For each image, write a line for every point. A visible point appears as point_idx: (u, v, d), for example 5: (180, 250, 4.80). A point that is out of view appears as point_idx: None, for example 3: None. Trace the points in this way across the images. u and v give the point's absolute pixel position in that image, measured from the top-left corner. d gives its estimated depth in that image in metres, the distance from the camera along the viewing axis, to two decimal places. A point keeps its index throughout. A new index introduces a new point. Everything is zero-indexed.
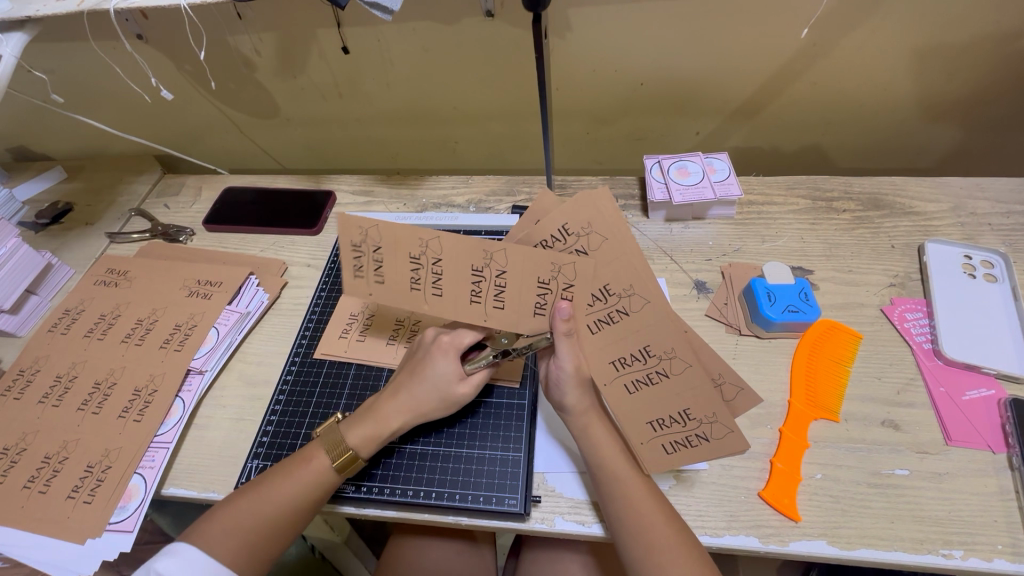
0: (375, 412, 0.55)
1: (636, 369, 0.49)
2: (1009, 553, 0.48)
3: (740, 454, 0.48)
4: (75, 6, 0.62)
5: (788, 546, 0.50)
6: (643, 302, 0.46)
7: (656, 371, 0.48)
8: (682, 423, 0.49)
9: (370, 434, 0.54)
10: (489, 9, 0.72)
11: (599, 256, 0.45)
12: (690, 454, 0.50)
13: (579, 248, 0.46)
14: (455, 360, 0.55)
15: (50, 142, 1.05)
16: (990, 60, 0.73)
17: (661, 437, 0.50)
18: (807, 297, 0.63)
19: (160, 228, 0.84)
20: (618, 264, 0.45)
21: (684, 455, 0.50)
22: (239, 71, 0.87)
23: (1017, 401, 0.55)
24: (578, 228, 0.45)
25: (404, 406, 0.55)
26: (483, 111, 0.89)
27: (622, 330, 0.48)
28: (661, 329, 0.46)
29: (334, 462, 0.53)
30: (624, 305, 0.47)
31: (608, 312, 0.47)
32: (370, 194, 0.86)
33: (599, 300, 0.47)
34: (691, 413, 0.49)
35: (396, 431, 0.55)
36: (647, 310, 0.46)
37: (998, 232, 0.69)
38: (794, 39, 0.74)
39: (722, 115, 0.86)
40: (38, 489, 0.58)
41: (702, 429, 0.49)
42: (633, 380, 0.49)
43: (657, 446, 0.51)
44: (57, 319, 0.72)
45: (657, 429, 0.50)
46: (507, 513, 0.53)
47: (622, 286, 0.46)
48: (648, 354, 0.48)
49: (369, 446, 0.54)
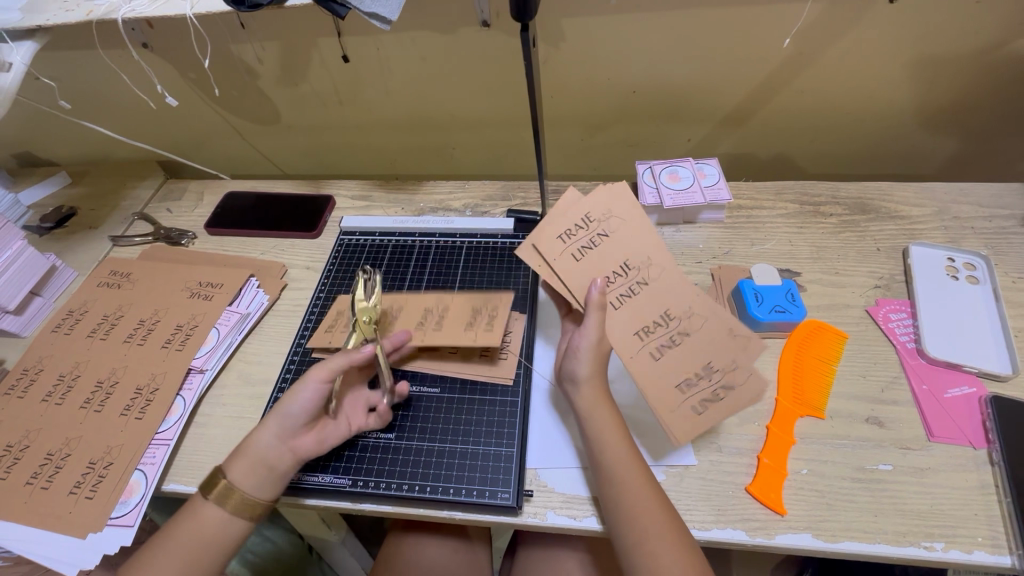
0: (246, 439, 0.54)
1: (660, 335, 0.53)
2: (989, 545, 0.49)
3: (759, 399, 0.51)
4: (85, 16, 0.64)
5: (774, 539, 0.51)
6: (659, 269, 0.53)
7: (678, 332, 0.53)
8: (707, 378, 0.52)
9: (236, 458, 0.53)
10: (486, 19, 0.74)
11: (619, 237, 0.53)
12: (720, 408, 0.51)
13: (599, 232, 0.53)
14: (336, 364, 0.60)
15: (55, 148, 1.07)
16: (972, 69, 0.76)
17: (690, 398, 0.52)
18: (793, 297, 0.65)
19: (162, 232, 0.85)
20: (634, 241, 0.53)
21: (714, 413, 0.51)
22: (241, 79, 0.89)
23: (997, 398, 0.56)
24: (599, 216, 0.54)
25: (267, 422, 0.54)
26: (479, 118, 0.91)
27: (643, 300, 0.53)
28: (681, 292, 0.53)
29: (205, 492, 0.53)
30: (644, 274, 0.53)
31: (630, 285, 0.53)
32: (369, 199, 0.88)
33: (621, 275, 0.53)
34: (714, 366, 0.52)
35: (256, 449, 0.53)
36: (663, 275, 0.53)
37: (980, 235, 0.71)
38: (781, 49, 0.76)
39: (713, 122, 0.88)
40: (40, 486, 0.59)
41: (727, 379, 0.52)
42: (658, 346, 0.52)
43: (688, 410, 0.51)
44: (61, 320, 0.74)
45: (684, 390, 0.52)
46: (501, 507, 0.54)
47: (641, 259, 0.53)
48: (667, 318, 0.53)
49: (240, 467, 0.52)
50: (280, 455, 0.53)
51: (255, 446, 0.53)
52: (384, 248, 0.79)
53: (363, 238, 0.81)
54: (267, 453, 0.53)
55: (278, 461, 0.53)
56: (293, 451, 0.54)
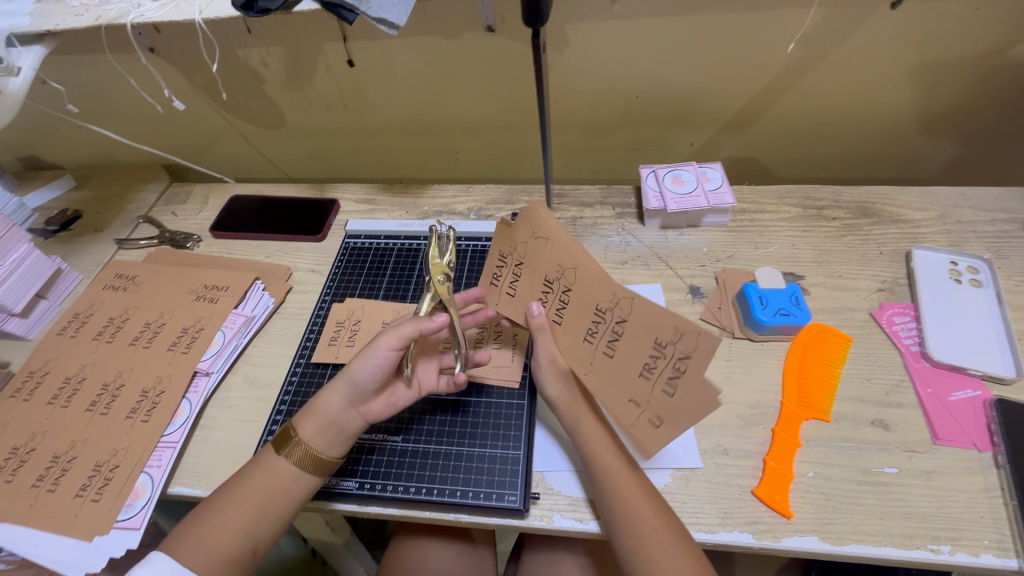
0: (316, 398, 0.56)
1: (603, 332, 0.49)
2: (995, 548, 0.49)
3: (714, 405, 0.42)
4: (94, 21, 0.65)
5: (780, 542, 0.51)
6: (574, 269, 0.50)
7: (616, 322, 0.48)
8: (663, 356, 0.45)
9: (310, 418, 0.55)
10: (490, 24, 0.75)
11: (530, 258, 0.52)
12: (686, 384, 0.44)
13: (518, 262, 0.53)
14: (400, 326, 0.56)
15: (59, 151, 1.07)
16: (974, 74, 0.76)
17: (657, 383, 0.46)
18: (798, 300, 0.65)
19: (167, 235, 0.86)
20: (541, 253, 0.51)
21: (684, 390, 0.44)
22: (248, 83, 0.90)
23: (1002, 401, 0.56)
24: (508, 248, 0.53)
25: (337, 386, 0.55)
26: (483, 122, 0.91)
27: (576, 303, 0.50)
28: (602, 280, 0.48)
29: (274, 441, 0.56)
30: (564, 279, 0.50)
31: (560, 296, 0.51)
32: (373, 203, 0.88)
33: (549, 290, 0.52)
34: (662, 341, 0.46)
35: (331, 409, 0.55)
36: (579, 272, 0.49)
37: (983, 239, 0.71)
38: (785, 54, 0.77)
39: (716, 127, 0.89)
40: (47, 488, 0.59)
41: (679, 350, 0.44)
42: (606, 343, 0.49)
43: (660, 396, 0.46)
44: (66, 323, 0.74)
45: (648, 376, 0.47)
46: (507, 509, 0.54)
47: (555, 267, 0.51)
48: (603, 312, 0.49)
49: (309, 427, 0.55)
50: (350, 417, 0.55)
51: (327, 407, 0.55)
52: (389, 252, 0.80)
53: (368, 242, 0.81)
54: (338, 415, 0.55)
55: (347, 423, 0.55)
56: (362, 414, 0.56)
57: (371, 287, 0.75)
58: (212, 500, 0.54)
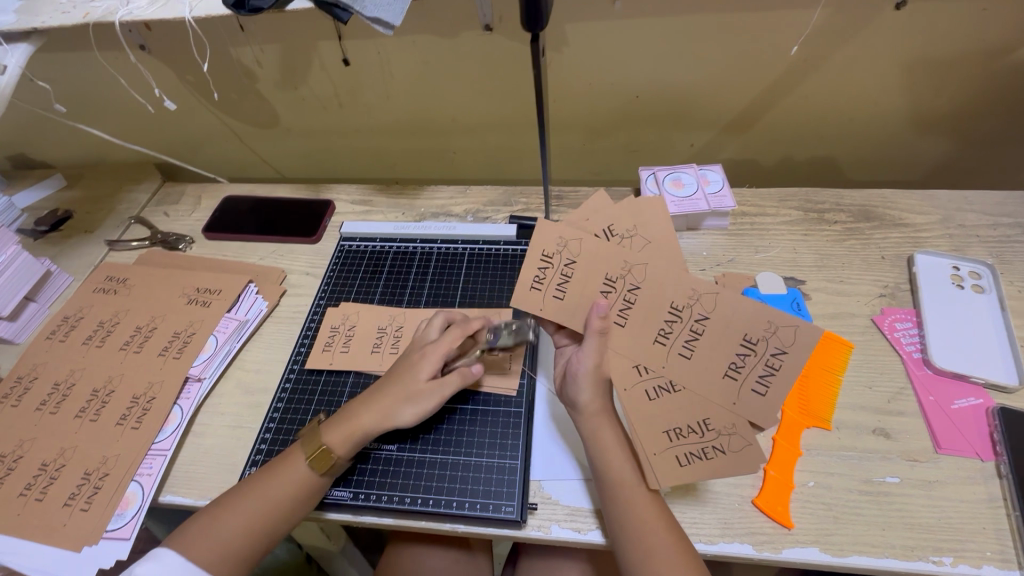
0: (349, 418, 0.56)
1: (679, 330, 0.50)
2: (998, 559, 0.49)
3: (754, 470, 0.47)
4: (81, 18, 0.63)
5: (781, 553, 0.50)
6: (643, 265, 0.50)
7: (696, 319, 0.50)
8: (754, 352, 0.48)
9: (344, 436, 0.55)
10: (488, 23, 0.73)
11: (589, 255, 0.51)
12: (781, 378, 0.47)
13: (568, 259, 0.51)
14: (428, 362, 0.57)
15: (50, 150, 1.06)
16: (976, 75, 0.75)
17: (745, 382, 0.49)
18: (799, 306, 0.66)
19: (160, 237, 0.84)
20: (607, 252, 0.51)
21: (778, 384, 0.48)
22: (240, 82, 0.88)
23: (1005, 410, 0.56)
24: (556, 247, 0.52)
25: (376, 409, 0.55)
26: (481, 122, 0.90)
27: (644, 303, 0.51)
28: (682, 278, 0.50)
29: (307, 459, 0.54)
30: (631, 277, 0.50)
31: (624, 296, 0.51)
32: (369, 204, 0.87)
33: (611, 290, 0.51)
34: (753, 337, 0.48)
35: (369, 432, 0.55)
36: (650, 269, 0.50)
37: (985, 244, 0.71)
38: (786, 55, 0.76)
39: (716, 128, 0.88)
40: (34, 497, 0.58)
41: (774, 346, 0.47)
42: (683, 343, 0.50)
43: (750, 393, 0.49)
44: (55, 327, 0.73)
45: (736, 376, 0.49)
46: (504, 520, 0.54)
47: (620, 266, 0.50)
48: (679, 310, 0.50)
49: (342, 444, 0.54)
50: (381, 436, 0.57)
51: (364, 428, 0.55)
52: (385, 255, 0.78)
53: (363, 244, 0.80)
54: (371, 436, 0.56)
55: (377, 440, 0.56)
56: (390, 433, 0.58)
57: (366, 291, 0.74)
58: (205, 510, 0.53)
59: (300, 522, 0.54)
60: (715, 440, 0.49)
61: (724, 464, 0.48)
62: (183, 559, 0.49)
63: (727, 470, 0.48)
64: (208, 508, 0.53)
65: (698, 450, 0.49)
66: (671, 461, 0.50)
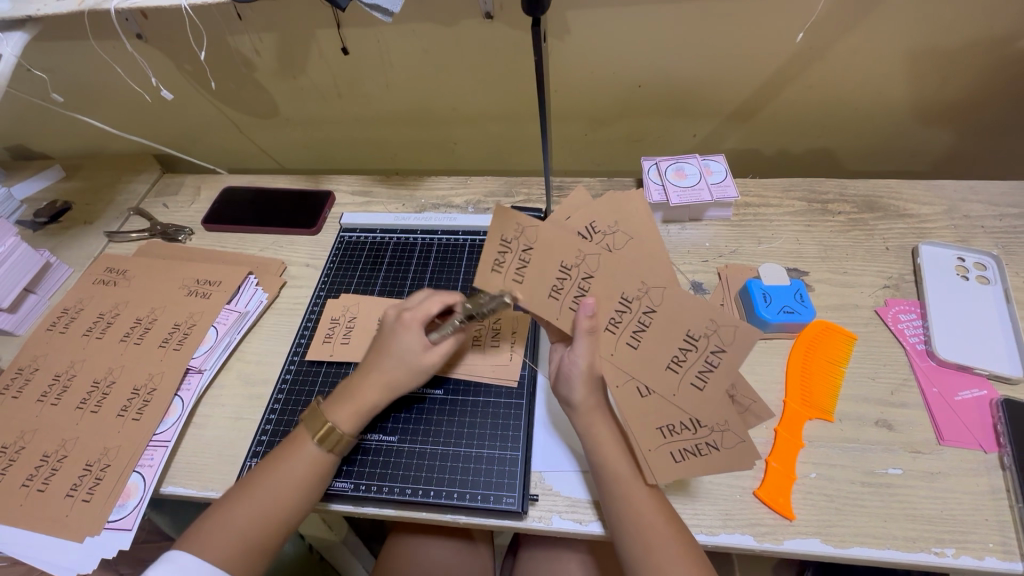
0: (354, 392, 0.56)
1: (628, 322, 0.48)
2: (1000, 551, 0.49)
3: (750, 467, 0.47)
4: (76, 6, 0.62)
5: (782, 544, 0.50)
6: (597, 254, 0.47)
7: (644, 312, 0.48)
8: (695, 349, 0.47)
9: (352, 412, 0.55)
10: (489, 11, 0.72)
11: (545, 242, 0.48)
12: (719, 375, 0.47)
13: (525, 246, 0.49)
14: (417, 333, 0.55)
15: (48, 141, 1.05)
16: (985, 63, 0.74)
17: (686, 375, 0.48)
18: (803, 297, 0.63)
19: (159, 228, 0.84)
20: (562, 238, 0.47)
21: (717, 380, 0.47)
22: (238, 71, 0.87)
23: (1009, 401, 0.55)
24: (513, 233, 0.48)
25: (376, 383, 0.55)
26: (481, 112, 0.89)
27: (596, 292, 0.48)
28: (631, 269, 0.47)
29: (314, 437, 0.54)
30: (585, 266, 0.48)
31: (578, 284, 0.48)
32: (369, 195, 0.87)
33: (565, 278, 0.48)
34: (695, 334, 0.47)
35: (375, 407, 0.56)
36: (604, 258, 0.47)
37: (991, 235, 0.70)
38: (792, 43, 0.74)
39: (719, 118, 0.87)
40: (37, 488, 0.58)
41: (714, 343, 0.46)
42: (631, 334, 0.49)
43: (689, 387, 0.48)
44: (55, 318, 0.73)
45: (677, 369, 0.48)
46: (506, 511, 0.54)
47: (574, 254, 0.48)
48: (629, 302, 0.48)
49: (349, 422, 0.55)
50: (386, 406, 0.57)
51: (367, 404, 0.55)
52: (385, 246, 0.78)
53: (363, 235, 0.80)
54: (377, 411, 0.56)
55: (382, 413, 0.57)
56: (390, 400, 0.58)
57: (366, 282, 0.74)
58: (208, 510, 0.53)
59: (311, 512, 0.54)
60: (707, 437, 0.49)
61: (716, 460, 0.49)
62: (196, 556, 0.49)
63: (719, 465, 0.49)
64: (217, 502, 0.53)
65: (691, 447, 0.49)
66: (666, 457, 0.50)
